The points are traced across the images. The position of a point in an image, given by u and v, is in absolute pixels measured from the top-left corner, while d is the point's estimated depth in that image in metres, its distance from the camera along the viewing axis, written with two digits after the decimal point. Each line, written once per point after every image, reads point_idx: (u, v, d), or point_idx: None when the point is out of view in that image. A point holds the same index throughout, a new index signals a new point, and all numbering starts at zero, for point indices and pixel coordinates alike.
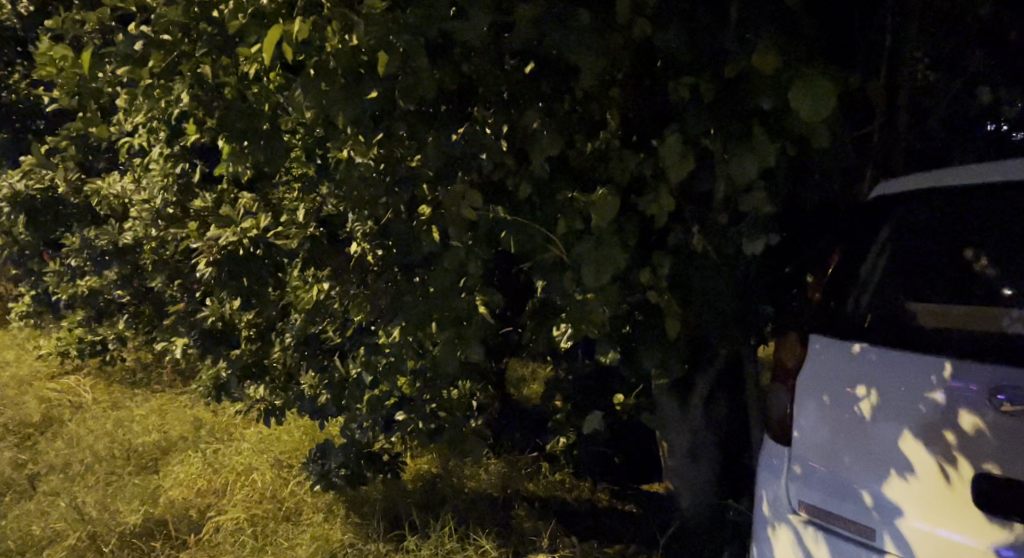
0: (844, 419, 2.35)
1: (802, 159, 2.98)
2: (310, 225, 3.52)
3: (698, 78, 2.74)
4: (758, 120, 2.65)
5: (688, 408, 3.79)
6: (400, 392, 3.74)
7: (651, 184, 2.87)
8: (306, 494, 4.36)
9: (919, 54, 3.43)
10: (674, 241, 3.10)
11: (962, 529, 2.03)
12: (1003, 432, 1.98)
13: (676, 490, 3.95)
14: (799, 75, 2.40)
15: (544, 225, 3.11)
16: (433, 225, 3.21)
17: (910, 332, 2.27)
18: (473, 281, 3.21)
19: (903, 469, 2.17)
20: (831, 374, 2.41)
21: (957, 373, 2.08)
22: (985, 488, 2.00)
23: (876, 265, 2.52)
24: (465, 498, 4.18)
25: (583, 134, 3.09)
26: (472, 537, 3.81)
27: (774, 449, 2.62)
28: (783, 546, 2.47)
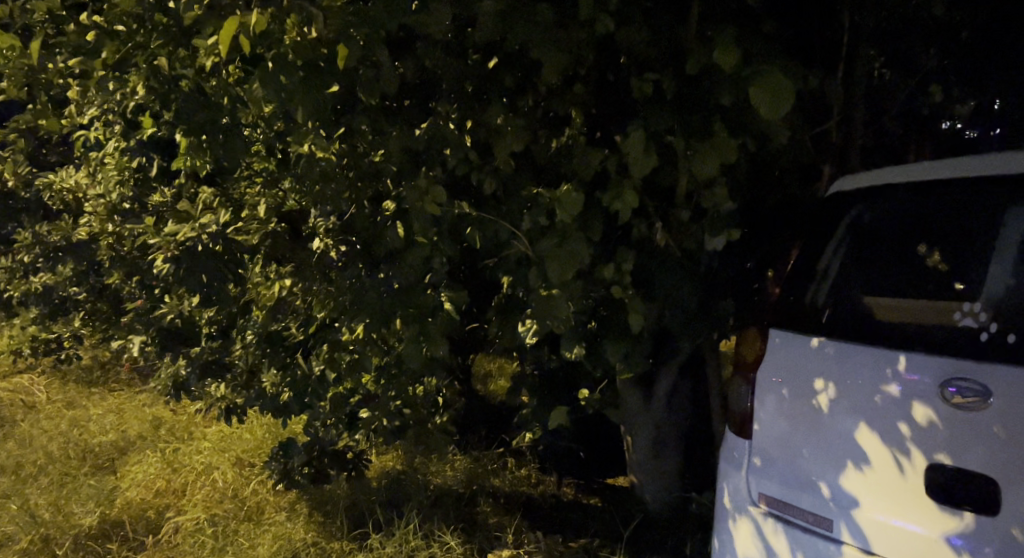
0: (802, 412, 2.38)
1: (762, 155, 3.03)
2: (271, 220, 3.50)
3: (660, 74, 2.76)
4: (720, 117, 2.69)
5: (651, 403, 3.88)
6: (365, 389, 3.73)
7: (615, 179, 2.89)
8: (268, 494, 4.32)
9: (874, 52, 3.52)
10: (637, 237, 3.12)
11: (916, 518, 2.09)
12: (955, 423, 2.03)
13: (640, 481, 4.04)
14: (758, 72, 2.43)
15: (509, 221, 3.11)
16: (398, 221, 3.21)
17: (865, 325, 2.30)
18: (438, 277, 3.22)
19: (860, 461, 2.22)
20: (789, 367, 2.44)
21: (912, 366, 2.12)
22: (938, 477, 2.05)
23: (834, 258, 2.52)
24: (430, 494, 4.16)
25: (547, 130, 3.11)
26: (436, 533, 3.79)
27: (733, 441, 2.64)
28: (743, 537, 2.50)
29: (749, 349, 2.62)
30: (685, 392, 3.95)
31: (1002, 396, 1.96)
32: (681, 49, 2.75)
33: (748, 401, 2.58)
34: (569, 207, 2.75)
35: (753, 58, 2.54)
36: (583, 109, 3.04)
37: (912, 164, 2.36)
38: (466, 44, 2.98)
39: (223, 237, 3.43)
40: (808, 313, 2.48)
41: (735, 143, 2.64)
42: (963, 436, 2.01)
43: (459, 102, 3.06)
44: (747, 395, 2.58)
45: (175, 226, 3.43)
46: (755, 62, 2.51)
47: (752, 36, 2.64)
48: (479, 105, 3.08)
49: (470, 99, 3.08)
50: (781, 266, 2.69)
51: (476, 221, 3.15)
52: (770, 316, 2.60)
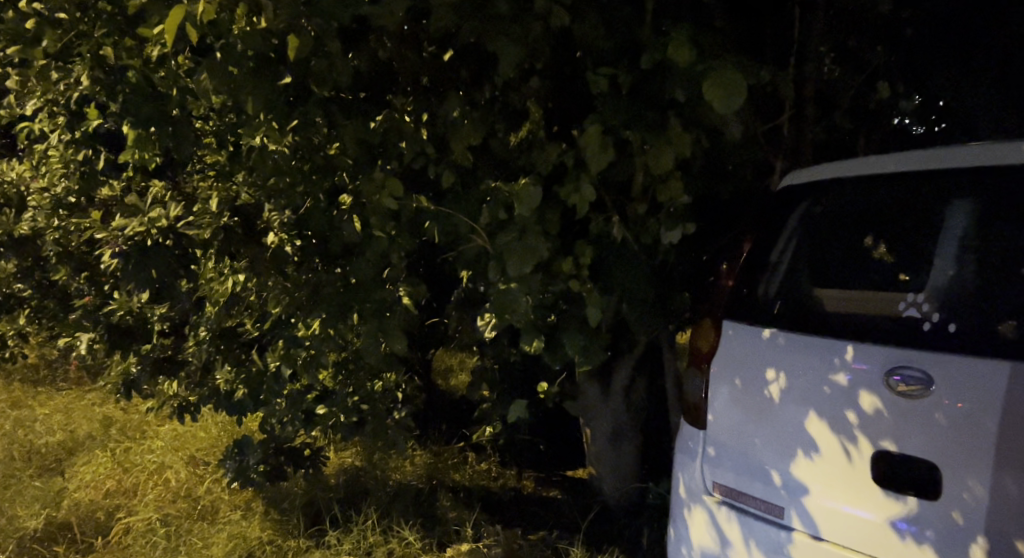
0: (754, 402, 2.42)
1: (716, 150, 3.07)
2: (224, 215, 3.39)
3: (615, 69, 2.78)
4: (674, 112, 2.72)
5: (610, 395, 3.92)
6: (322, 386, 3.71)
7: (572, 173, 2.91)
8: (223, 492, 4.26)
9: (824, 48, 3.59)
10: (595, 231, 3.15)
11: (862, 504, 2.13)
12: (899, 410, 2.07)
13: (597, 473, 4.08)
14: (710, 68, 2.47)
15: (467, 214, 3.12)
16: (356, 215, 3.18)
17: (814, 316, 2.35)
18: (396, 272, 3.27)
19: (809, 448, 2.26)
20: (741, 358, 2.48)
21: (859, 356, 2.17)
22: (883, 463, 2.10)
23: (785, 251, 2.57)
24: (389, 490, 4.14)
25: (504, 124, 3.11)
26: (394, 529, 3.77)
27: (688, 432, 2.68)
28: (697, 527, 2.54)
29: (702, 342, 2.66)
30: (641, 385, 4.01)
31: (942, 384, 2.01)
32: (637, 43, 2.78)
33: (702, 392, 2.62)
34: (527, 202, 2.77)
35: (706, 53, 2.58)
36: (539, 103, 3.06)
37: (859, 160, 2.40)
38: (422, 37, 2.97)
39: (172, 232, 3.37)
40: (760, 305, 2.53)
41: (690, 137, 2.67)
42: (905, 423, 2.06)
43: (415, 96, 3.05)
44: (701, 386, 2.62)
45: (123, 221, 3.36)
46: (709, 57, 2.55)
47: (704, 32, 2.67)
48: (436, 98, 3.07)
49: (427, 93, 3.08)
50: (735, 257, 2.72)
51: (434, 215, 3.15)
52: (724, 308, 2.64)
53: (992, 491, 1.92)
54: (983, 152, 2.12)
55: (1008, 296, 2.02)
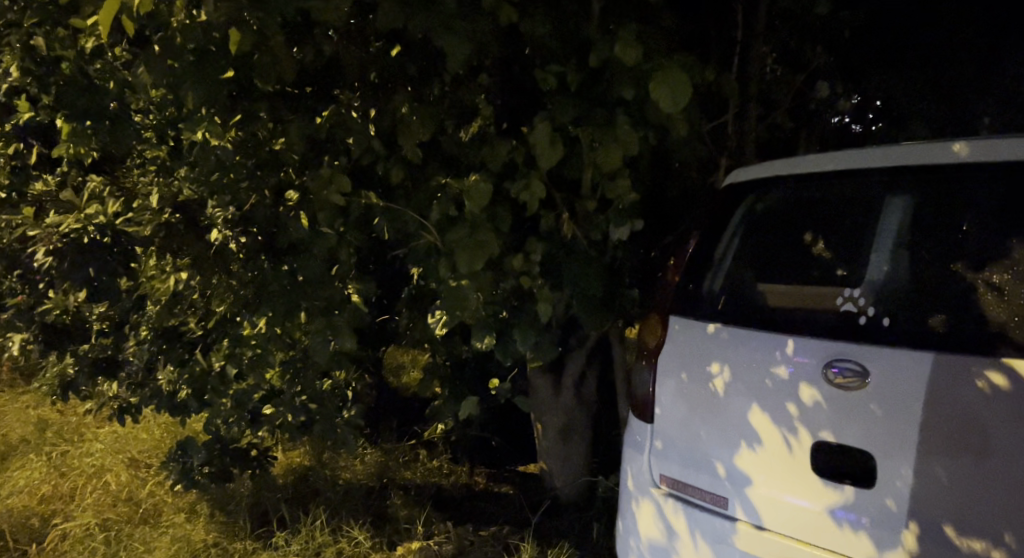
0: (700, 395, 2.46)
1: (664, 146, 3.12)
2: (165, 210, 3.31)
3: (563, 66, 2.81)
4: (622, 110, 2.75)
5: (560, 390, 3.96)
6: (269, 385, 3.66)
7: (523, 169, 2.93)
8: (166, 495, 4.17)
9: (766, 48, 3.68)
10: (545, 228, 3.18)
11: (803, 494, 2.18)
12: (837, 401, 2.12)
13: (549, 469, 4.10)
14: (656, 66, 2.50)
15: (418, 211, 3.12)
16: (301, 210, 3.20)
17: (758, 311, 2.40)
18: (345, 268, 3.27)
19: (752, 440, 2.30)
20: (687, 353, 2.51)
21: (799, 349, 2.22)
22: (822, 453, 2.15)
23: (729, 247, 2.61)
24: (339, 489, 4.10)
25: (454, 120, 3.11)
26: (344, 528, 3.72)
27: (636, 426, 2.70)
28: (644, 519, 2.57)
29: (649, 337, 2.69)
30: (592, 380, 4.05)
31: (878, 375, 2.06)
32: (585, 41, 2.80)
33: (649, 387, 2.64)
34: (477, 199, 2.78)
35: (652, 53, 2.62)
36: (489, 99, 3.07)
37: (799, 158, 2.44)
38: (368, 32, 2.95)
39: (111, 230, 3.27)
40: (705, 301, 2.57)
41: (637, 135, 2.70)
42: (843, 414, 2.11)
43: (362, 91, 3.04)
44: (648, 381, 2.65)
45: (58, 218, 3.27)
46: (655, 56, 2.59)
47: (651, 31, 2.70)
48: (384, 93, 3.06)
49: (375, 88, 3.06)
50: (681, 252, 2.77)
51: (383, 211, 3.14)
52: (670, 304, 2.68)
53: (924, 479, 1.98)
54: (916, 152, 2.19)
55: (941, 289, 2.08)
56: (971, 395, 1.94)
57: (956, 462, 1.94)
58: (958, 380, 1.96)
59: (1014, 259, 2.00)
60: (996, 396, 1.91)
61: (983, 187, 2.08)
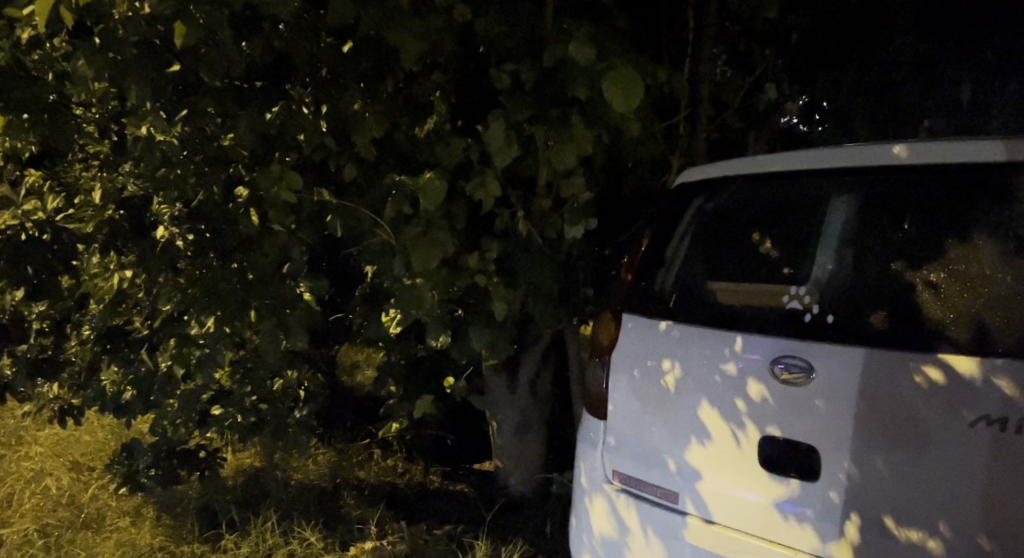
0: (652, 392, 2.47)
1: (617, 146, 3.16)
2: (107, 207, 3.36)
3: (518, 65, 2.81)
4: (577, 109, 2.76)
5: (516, 387, 3.97)
6: (218, 385, 3.60)
7: (478, 167, 2.94)
8: (110, 499, 4.07)
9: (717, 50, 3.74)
10: (500, 225, 3.18)
11: (750, 488, 2.19)
12: (783, 397, 2.13)
13: (504, 466, 4.10)
14: (610, 66, 2.52)
15: (371, 208, 3.11)
16: (251, 208, 3.13)
17: (707, 308, 2.41)
18: (296, 267, 3.23)
19: (701, 435, 2.31)
20: (640, 350, 2.52)
21: (746, 345, 2.23)
22: (768, 448, 2.16)
23: (681, 244, 2.62)
24: (291, 490, 4.03)
25: (408, 117, 3.11)
26: (295, 530, 3.65)
27: (591, 423, 2.71)
28: (598, 515, 2.57)
29: (604, 334, 2.71)
30: (548, 377, 4.07)
31: (821, 371, 2.07)
32: (539, 40, 2.81)
33: (603, 383, 2.66)
34: (432, 196, 2.78)
35: (606, 52, 2.64)
36: (443, 96, 3.06)
37: (749, 158, 2.47)
38: (319, 27, 2.92)
39: (50, 225, 3.37)
40: (657, 298, 2.58)
41: (592, 134, 2.72)
42: (788, 410, 2.12)
43: (313, 88, 3.04)
44: (602, 377, 2.67)
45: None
46: (609, 55, 2.61)
47: (605, 31, 2.72)
48: (335, 89, 3.02)
49: (327, 84, 3.04)
50: (635, 250, 2.78)
51: (335, 208, 3.12)
52: (624, 301, 2.69)
53: (866, 472, 2.00)
54: (859, 154, 2.19)
55: (881, 288, 2.10)
56: (909, 390, 1.95)
57: (895, 456, 1.96)
58: (898, 375, 1.97)
59: (950, 258, 2.02)
60: (933, 390, 1.92)
61: (923, 188, 2.10)
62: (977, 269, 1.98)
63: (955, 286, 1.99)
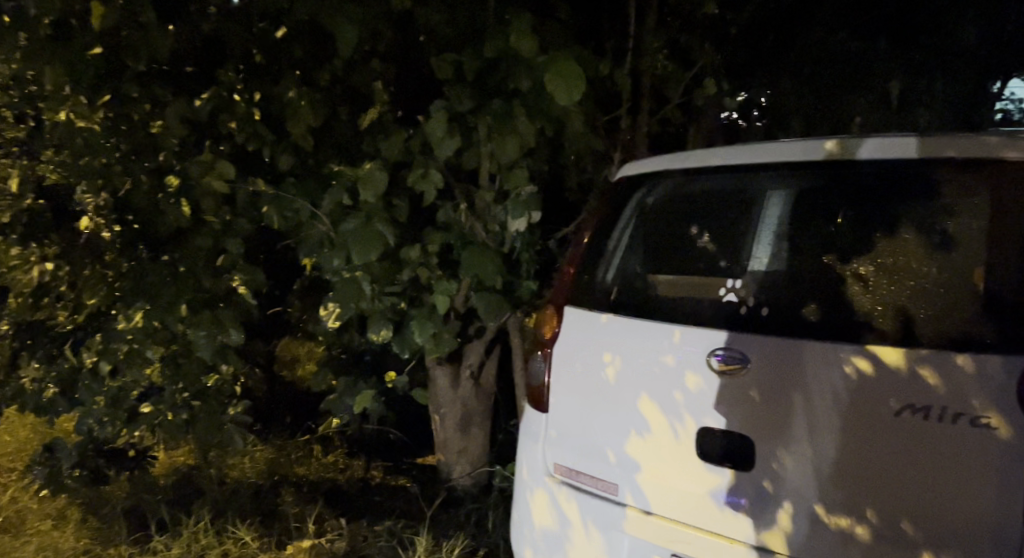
0: (592, 384, 2.39)
1: (559, 139, 3.16)
2: (26, 196, 3.31)
3: (459, 55, 2.80)
4: (519, 101, 2.75)
5: (459, 380, 3.99)
6: (148, 381, 3.49)
7: (420, 158, 2.92)
8: (31, 501, 3.84)
9: (658, 45, 3.79)
10: (442, 217, 3.19)
11: (687, 478, 2.13)
12: (719, 388, 2.06)
13: (446, 460, 4.09)
14: (552, 58, 2.51)
15: (309, 199, 3.07)
16: (182, 197, 3.02)
17: (648, 303, 2.37)
18: (231, 259, 3.18)
19: (639, 427, 2.24)
20: (581, 342, 2.45)
21: (686, 337, 2.17)
22: (705, 439, 2.09)
23: (622, 237, 2.58)
24: (225, 488, 3.92)
25: (346, 105, 3.09)
26: (229, 529, 3.53)
27: (532, 416, 2.61)
28: (538, 508, 2.48)
29: (544, 327, 2.62)
30: (491, 370, 4.06)
31: (757, 361, 2.02)
32: (479, 31, 2.78)
33: (545, 376, 2.56)
34: (373, 187, 2.75)
35: (547, 44, 2.65)
36: (383, 87, 3.02)
37: (689, 153, 2.43)
38: (252, 12, 2.90)
39: None
40: (598, 291, 2.54)
41: (535, 127, 2.71)
42: (725, 401, 2.05)
43: (246, 72, 3.03)
44: (542, 369, 2.56)
45: None
46: (550, 48, 2.62)
47: (547, 23, 2.71)
48: (269, 74, 3.01)
49: (261, 70, 3.02)
50: (574, 243, 2.72)
51: (271, 197, 3.07)
52: (565, 295, 2.62)
53: (798, 462, 1.96)
54: (798, 146, 2.16)
55: (816, 282, 2.11)
56: (840, 380, 1.90)
57: (827, 445, 1.91)
58: (828, 364, 1.92)
59: (878, 251, 2.06)
60: (861, 380, 1.87)
61: (857, 180, 2.09)
62: (904, 261, 2.01)
63: (883, 278, 1.99)
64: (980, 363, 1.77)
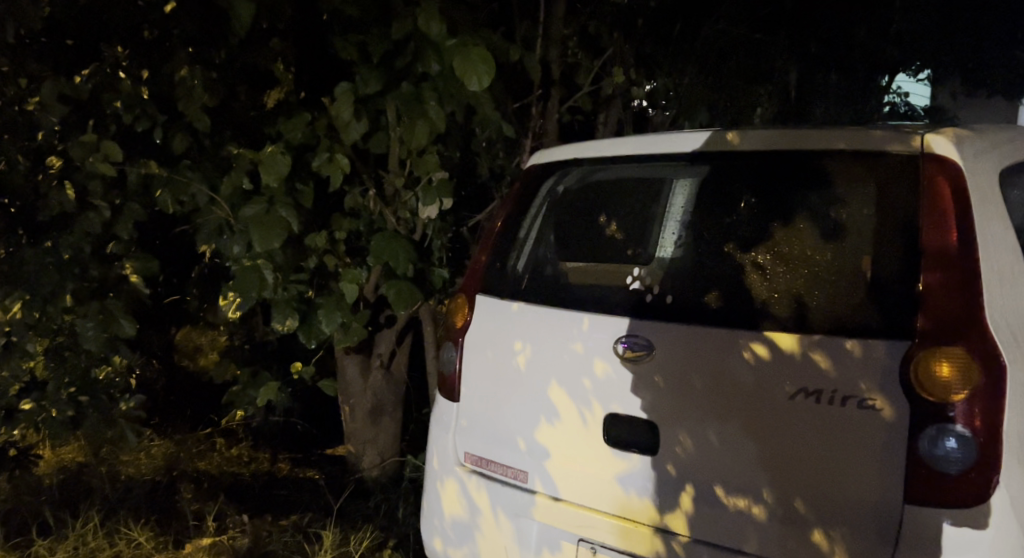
0: (502, 372, 2.36)
1: (470, 125, 3.11)
2: None
3: (365, 35, 2.71)
4: (429, 85, 2.67)
5: (369, 369, 3.92)
6: (29, 377, 3.30)
7: (325, 142, 2.88)
8: None
9: (568, 31, 3.79)
10: (350, 203, 3.12)
11: (595, 464, 2.12)
12: (627, 375, 2.06)
13: (357, 450, 4.01)
14: (460, 42, 2.46)
15: (206, 183, 2.97)
16: (65, 180, 2.94)
17: (558, 292, 2.35)
18: (122, 245, 3.10)
19: (549, 414, 2.23)
20: (490, 330, 2.41)
21: (593, 325, 2.16)
22: (614, 425, 2.10)
23: (534, 223, 2.56)
24: (118, 488, 3.72)
25: (245, 85, 2.97)
26: (121, 529, 3.33)
27: (441, 405, 2.55)
28: (448, 498, 2.43)
29: (455, 316, 2.54)
30: (402, 358, 4.00)
31: (662, 349, 2.02)
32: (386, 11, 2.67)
33: (454, 364, 2.50)
34: (274, 170, 2.68)
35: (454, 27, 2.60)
36: (285, 66, 2.97)
37: (594, 143, 2.39)
38: None
39: None
40: (510, 279, 2.49)
41: (445, 113, 2.65)
42: (631, 387, 2.05)
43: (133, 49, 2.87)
44: (454, 358, 2.50)
45: None
46: (459, 31, 2.55)
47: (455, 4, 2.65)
48: (159, 53, 2.87)
49: (150, 47, 2.87)
50: (488, 230, 2.62)
51: (164, 181, 2.98)
52: (474, 283, 2.54)
53: (699, 445, 1.97)
54: (699, 137, 2.15)
55: (721, 275, 2.13)
56: (737, 366, 1.90)
57: (726, 428, 1.92)
58: (725, 350, 1.93)
59: (775, 242, 2.14)
60: (758, 365, 1.88)
61: (761, 171, 2.07)
62: (799, 250, 2.07)
63: (780, 266, 2.05)
64: (867, 347, 1.75)
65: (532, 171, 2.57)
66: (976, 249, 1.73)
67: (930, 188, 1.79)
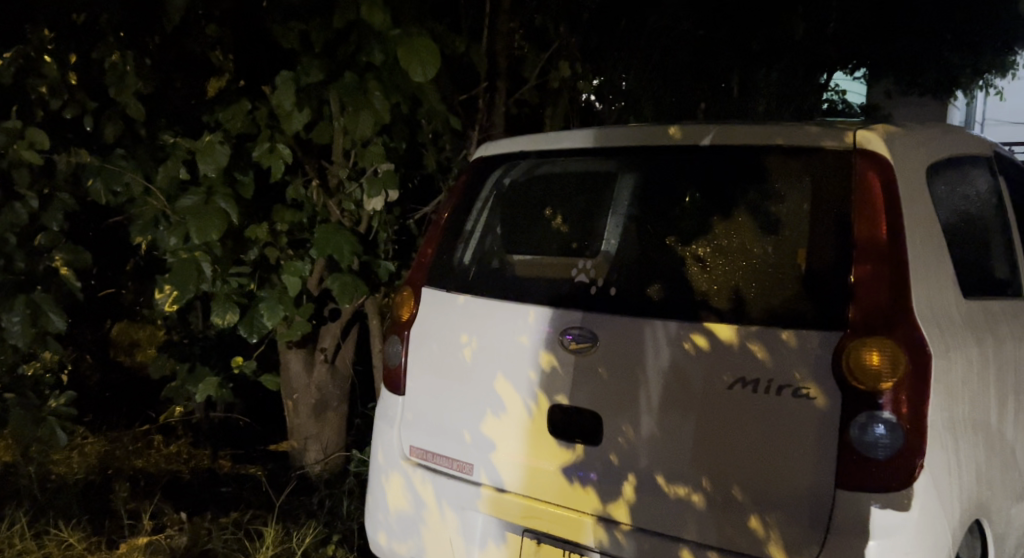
0: (447, 365, 2.34)
1: (415, 116, 3.07)
2: None
3: (305, 24, 2.66)
4: (372, 76, 2.63)
5: (313, 364, 3.86)
6: None
7: (265, 132, 2.83)
8: None
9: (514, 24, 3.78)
10: (292, 195, 3.09)
11: (539, 454, 2.13)
12: (571, 366, 2.07)
13: (300, 445, 3.95)
14: (404, 32, 2.43)
15: (143, 173, 2.92)
16: None
17: (502, 284, 2.34)
18: (52, 236, 2.94)
19: (494, 406, 2.22)
20: (436, 323, 2.39)
21: (538, 318, 2.16)
22: (558, 416, 2.10)
23: (480, 216, 2.55)
24: (48, 488, 3.60)
25: (182, 75, 2.97)
26: (49, 531, 3.22)
27: (386, 399, 2.52)
28: (393, 491, 2.41)
29: (400, 308, 2.51)
30: (347, 353, 3.95)
31: (606, 340, 2.04)
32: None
33: (399, 357, 2.47)
34: (214, 161, 2.64)
35: None
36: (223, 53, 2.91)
37: (538, 135, 2.39)
38: None
39: None
40: (455, 271, 2.47)
41: (390, 105, 2.61)
42: (575, 378, 2.07)
43: (63, 34, 2.80)
44: (399, 351, 2.47)
45: None
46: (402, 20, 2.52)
47: None
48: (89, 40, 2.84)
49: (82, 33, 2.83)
50: (434, 223, 2.59)
51: (98, 170, 2.91)
52: (420, 275, 2.52)
53: (642, 436, 1.98)
54: (637, 131, 2.17)
55: (664, 267, 2.15)
56: (679, 357, 1.92)
57: (668, 418, 1.94)
58: (665, 342, 1.95)
59: (714, 235, 2.15)
60: (700, 356, 1.90)
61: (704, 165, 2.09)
62: (738, 244, 2.09)
63: (720, 261, 2.07)
64: (801, 338, 1.79)
65: (478, 163, 2.56)
66: (901, 242, 1.80)
67: (860, 182, 1.85)
